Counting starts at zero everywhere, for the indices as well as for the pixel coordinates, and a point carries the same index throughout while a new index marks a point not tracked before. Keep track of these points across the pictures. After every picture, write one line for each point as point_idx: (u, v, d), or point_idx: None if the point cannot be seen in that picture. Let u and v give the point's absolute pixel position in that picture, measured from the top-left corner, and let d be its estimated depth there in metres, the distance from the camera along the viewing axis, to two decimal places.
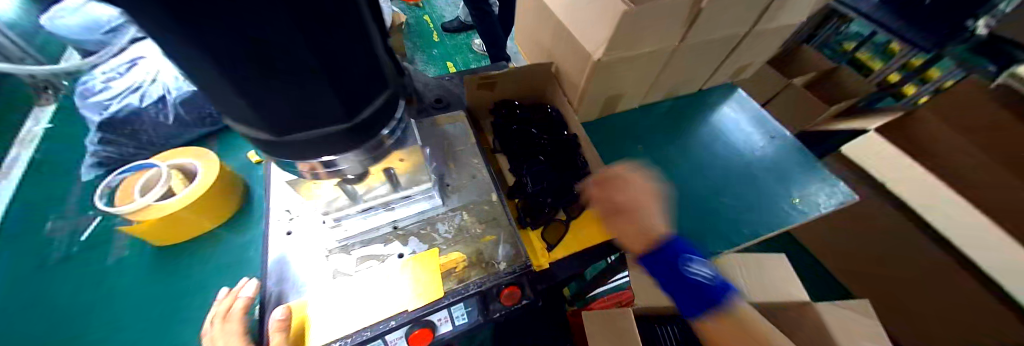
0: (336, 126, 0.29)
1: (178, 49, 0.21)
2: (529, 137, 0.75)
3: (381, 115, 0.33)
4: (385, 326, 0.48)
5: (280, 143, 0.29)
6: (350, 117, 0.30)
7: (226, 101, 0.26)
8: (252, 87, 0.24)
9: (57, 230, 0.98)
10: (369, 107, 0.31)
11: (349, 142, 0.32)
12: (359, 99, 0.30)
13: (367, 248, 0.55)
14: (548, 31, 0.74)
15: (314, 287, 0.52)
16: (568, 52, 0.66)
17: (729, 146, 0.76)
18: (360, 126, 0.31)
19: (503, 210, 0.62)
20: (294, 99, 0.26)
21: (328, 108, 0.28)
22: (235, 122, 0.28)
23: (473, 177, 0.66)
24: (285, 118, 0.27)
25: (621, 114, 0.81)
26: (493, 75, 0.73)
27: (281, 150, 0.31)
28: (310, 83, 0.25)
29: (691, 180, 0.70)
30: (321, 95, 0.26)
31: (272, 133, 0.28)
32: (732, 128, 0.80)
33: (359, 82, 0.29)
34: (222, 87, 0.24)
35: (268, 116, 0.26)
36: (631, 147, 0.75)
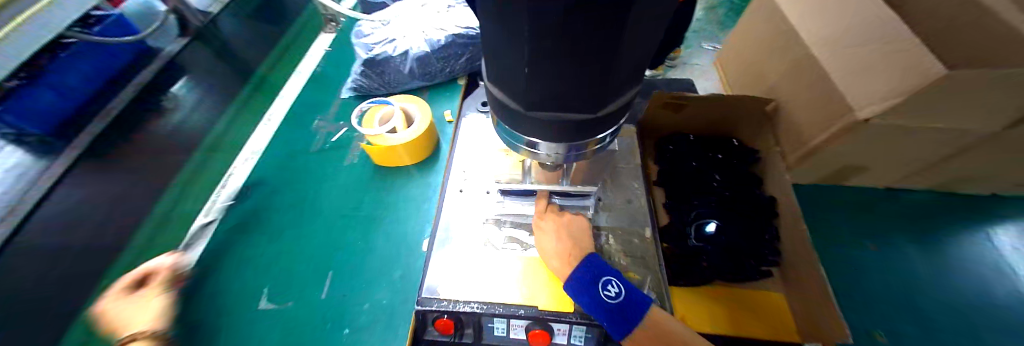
0: (581, 116, 0.29)
1: (504, 24, 0.22)
2: (704, 181, 0.65)
3: (617, 113, 0.32)
4: (514, 312, 0.48)
5: (522, 115, 0.31)
6: (597, 109, 0.29)
7: (506, 74, 0.27)
8: (540, 66, 0.24)
9: None
10: (612, 102, 0.30)
11: (573, 134, 0.32)
12: (612, 95, 0.29)
13: (516, 229, 0.57)
14: (779, 64, 0.60)
15: (460, 246, 0.55)
16: (806, 95, 0.53)
17: (1021, 294, 0.51)
18: (596, 121, 0.31)
19: (655, 251, 0.55)
20: (566, 86, 0.26)
21: (581, 99, 0.27)
22: (497, 87, 0.31)
23: (628, 202, 0.61)
24: (546, 99, 0.28)
25: (843, 189, 0.62)
26: (687, 96, 0.62)
27: (515, 120, 0.33)
28: (588, 74, 0.25)
29: (934, 316, 0.50)
30: (585, 87, 0.26)
31: (523, 104, 0.29)
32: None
33: (621, 78, 0.27)
34: (515, 61, 0.25)
35: (532, 94, 0.28)
36: (855, 241, 0.57)
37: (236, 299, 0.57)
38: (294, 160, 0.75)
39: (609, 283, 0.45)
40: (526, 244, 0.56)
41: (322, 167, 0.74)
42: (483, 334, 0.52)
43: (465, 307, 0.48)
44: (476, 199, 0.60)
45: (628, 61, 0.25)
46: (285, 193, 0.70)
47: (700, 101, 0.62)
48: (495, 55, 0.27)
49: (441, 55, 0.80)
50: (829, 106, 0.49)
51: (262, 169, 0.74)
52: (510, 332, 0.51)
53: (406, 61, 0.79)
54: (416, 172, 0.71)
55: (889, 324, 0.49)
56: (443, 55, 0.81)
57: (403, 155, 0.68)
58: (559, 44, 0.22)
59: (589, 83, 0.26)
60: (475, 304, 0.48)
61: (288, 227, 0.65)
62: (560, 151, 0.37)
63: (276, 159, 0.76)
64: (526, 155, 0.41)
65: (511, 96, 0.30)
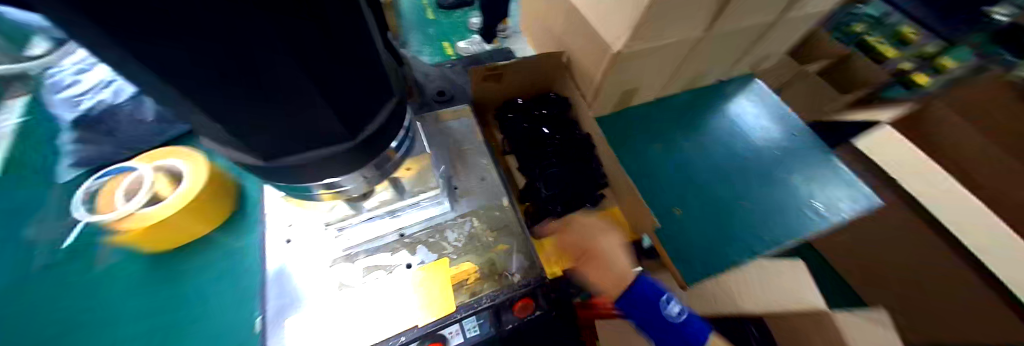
0: (337, 145, 0.29)
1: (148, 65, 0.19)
2: (540, 138, 0.70)
3: (384, 125, 0.32)
4: (396, 342, 0.45)
5: (271, 166, 0.29)
6: (353, 132, 0.29)
7: (219, 130, 0.25)
8: (236, 107, 0.23)
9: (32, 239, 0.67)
10: (370, 119, 0.30)
11: (352, 162, 0.31)
12: (357, 112, 0.29)
13: (374, 257, 0.52)
14: (558, 19, 0.68)
15: (315, 304, 0.48)
16: (581, 41, 0.61)
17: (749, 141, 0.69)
18: (362, 141, 0.30)
19: (516, 217, 0.58)
20: (286, 110, 0.24)
21: (321, 126, 0.27)
22: (223, 146, 0.28)
23: (482, 179, 0.62)
24: (281, 133, 0.26)
25: (635, 109, 0.74)
26: (499, 65, 0.65)
27: (272, 174, 0.30)
28: (299, 91, 0.24)
29: (706, 181, 0.64)
30: (305, 106, 0.25)
31: (264, 156, 0.28)
32: (752, 120, 0.73)
33: (351, 90, 0.27)
34: (208, 104, 0.22)
35: (260, 130, 0.25)
36: (648, 145, 0.69)
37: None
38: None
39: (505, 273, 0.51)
40: (390, 267, 0.51)
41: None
42: None
43: None
44: (316, 242, 0.52)
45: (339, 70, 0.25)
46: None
47: (512, 66, 0.65)
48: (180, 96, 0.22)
49: None
50: (592, 48, 0.58)
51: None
52: None
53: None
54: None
55: (680, 200, 0.62)
56: None
57: (195, 225, 0.54)
58: (217, 62, 0.20)
59: (309, 99, 0.25)
60: None
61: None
62: (365, 174, 0.35)
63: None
64: (335, 197, 0.38)
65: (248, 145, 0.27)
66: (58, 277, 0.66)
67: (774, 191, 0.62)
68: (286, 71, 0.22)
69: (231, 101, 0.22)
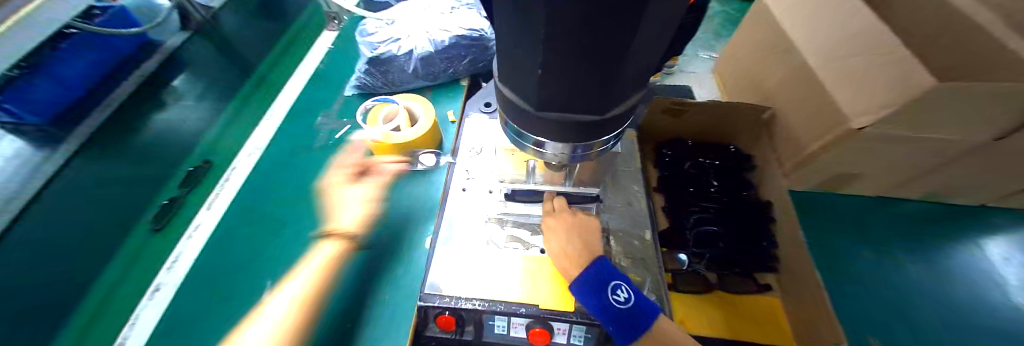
0: (588, 116, 0.30)
1: (519, 23, 0.23)
2: (702, 188, 0.66)
3: (623, 115, 0.33)
4: (515, 310, 0.49)
5: (530, 116, 0.32)
6: (604, 111, 0.30)
7: (518, 75, 0.28)
8: (551, 71, 0.25)
9: (324, 125, 0.81)
10: (618, 104, 0.31)
11: (587, 135, 0.33)
12: (617, 97, 0.29)
13: (518, 230, 0.58)
14: (775, 74, 0.62)
15: (462, 246, 0.55)
16: (801, 104, 0.55)
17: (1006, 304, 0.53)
18: (602, 122, 0.32)
19: (655, 253, 0.56)
20: (581, 80, 0.26)
21: (593, 100, 0.28)
22: (507, 89, 0.32)
23: (629, 204, 0.61)
24: (558, 97, 0.28)
25: (833, 199, 0.64)
26: (687, 102, 0.63)
27: (524, 122, 0.33)
28: (602, 69, 0.25)
29: (924, 324, 0.51)
30: (596, 88, 0.27)
31: (533, 105, 0.31)
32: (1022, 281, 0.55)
33: (630, 78, 0.28)
34: (529, 59, 0.26)
35: (547, 91, 0.28)
36: (850, 249, 0.59)
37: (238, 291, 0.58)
38: (294, 158, 0.75)
39: (617, 288, 0.45)
40: (528, 244, 0.56)
41: (320, 164, 0.74)
42: (484, 331, 0.52)
43: (467, 304, 0.49)
44: (478, 198, 0.61)
45: (638, 60, 0.26)
46: (289, 189, 0.70)
47: (702, 106, 0.63)
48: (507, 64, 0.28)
49: (445, 55, 0.81)
50: (821, 114, 0.51)
51: (263, 166, 0.74)
52: (511, 331, 0.52)
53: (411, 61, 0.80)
54: (417, 170, 0.72)
55: (881, 330, 0.51)
56: (446, 56, 0.81)
57: (405, 153, 0.67)
58: (573, 40, 0.22)
59: (602, 77, 0.26)
60: (477, 302, 0.49)
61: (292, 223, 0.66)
62: (567, 151, 0.37)
63: (278, 156, 0.75)
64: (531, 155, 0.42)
65: (522, 96, 0.31)
66: (285, 151, 0.76)
67: None
68: (608, 53, 0.23)
69: (547, 66, 0.25)
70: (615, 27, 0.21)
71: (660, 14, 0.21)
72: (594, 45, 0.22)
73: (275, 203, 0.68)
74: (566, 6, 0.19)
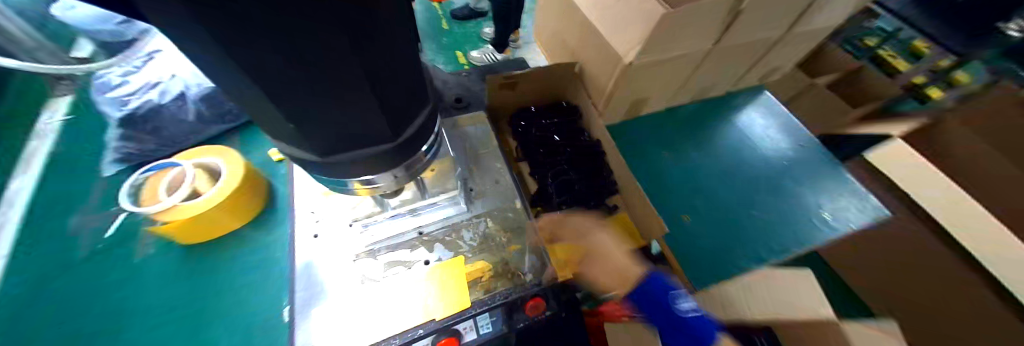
0: (385, 145, 0.29)
1: (226, 65, 0.20)
2: (552, 145, 0.73)
3: (426, 128, 0.33)
4: (414, 334, 0.47)
5: (326, 163, 0.29)
6: (397, 133, 0.29)
7: (284, 130, 0.26)
8: (304, 107, 0.23)
9: (80, 229, 0.77)
10: (411, 122, 0.31)
11: (398, 159, 0.32)
12: (402, 116, 0.29)
13: (394, 254, 0.55)
14: (571, 32, 0.71)
15: (338, 296, 0.50)
16: (593, 54, 0.64)
17: (757, 155, 0.73)
18: (405, 143, 0.31)
19: (527, 217, 0.60)
20: (342, 111, 0.25)
21: (378, 129, 0.28)
22: (283, 144, 0.28)
23: (496, 182, 0.64)
24: (334, 135, 0.26)
25: (643, 120, 0.78)
26: (515, 75, 0.67)
27: (326, 170, 0.31)
28: (363, 95, 0.24)
29: (716, 189, 0.68)
30: (371, 117, 0.26)
31: (321, 152, 0.28)
32: (761, 135, 0.77)
33: (404, 96, 0.28)
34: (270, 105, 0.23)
35: (317, 131, 0.26)
36: (656, 154, 0.73)
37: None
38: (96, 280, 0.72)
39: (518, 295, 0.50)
40: (410, 264, 0.54)
41: (118, 273, 0.73)
42: None
43: None
44: (339, 237, 0.55)
45: (390, 77, 0.25)
46: (104, 319, 0.69)
47: (529, 75, 0.68)
48: (255, 114, 0.25)
49: None
50: (606, 60, 0.61)
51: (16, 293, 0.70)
52: None
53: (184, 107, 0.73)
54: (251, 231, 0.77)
55: (689, 207, 0.65)
56: None
57: (224, 218, 0.57)
58: (297, 66, 0.20)
59: (364, 103, 0.25)
60: None
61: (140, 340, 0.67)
62: (398, 176, 0.36)
63: (36, 279, 0.72)
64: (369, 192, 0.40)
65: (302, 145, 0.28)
66: (99, 270, 0.74)
67: (781, 201, 0.66)
68: (347, 75, 0.22)
69: (290, 103, 0.23)
70: (329, 48, 0.20)
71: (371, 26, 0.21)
72: (323, 74, 0.21)
73: (103, 335, 0.67)
74: (251, 30, 0.17)
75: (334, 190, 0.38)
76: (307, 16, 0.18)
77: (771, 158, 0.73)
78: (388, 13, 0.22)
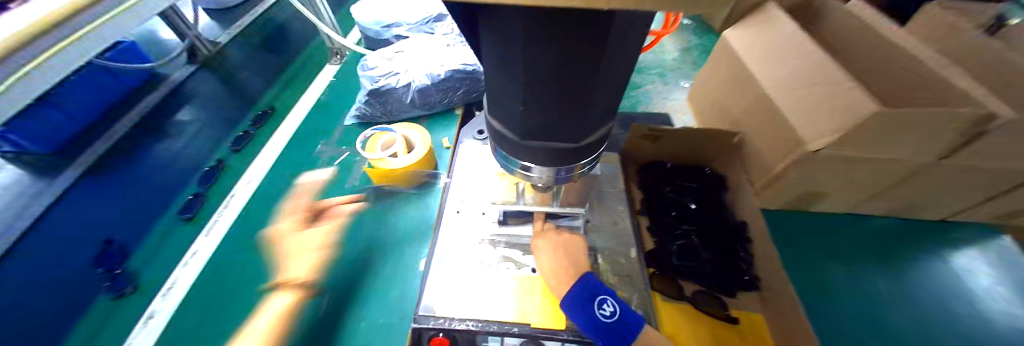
0: (566, 143, 0.34)
1: (503, 62, 0.27)
2: (683, 210, 0.69)
3: (597, 142, 0.37)
4: (507, 330, 0.50)
5: (517, 143, 0.36)
6: (579, 139, 0.34)
7: (506, 109, 0.33)
8: (528, 102, 0.30)
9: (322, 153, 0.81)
10: (591, 134, 0.35)
11: (566, 159, 0.37)
12: (591, 125, 0.33)
13: (509, 250, 0.60)
14: (740, 102, 0.69)
15: (454, 264, 0.57)
16: (764, 129, 0.60)
17: (992, 325, 0.55)
18: (578, 148, 0.36)
19: (641, 269, 0.58)
20: (557, 111, 0.30)
21: (568, 130, 0.33)
22: (496, 120, 0.36)
23: (614, 223, 0.64)
24: (538, 127, 0.32)
25: (803, 214, 0.68)
26: (663, 129, 0.68)
27: (512, 147, 0.37)
28: (578, 104, 0.29)
29: (907, 339, 0.53)
30: (569, 119, 0.31)
31: (519, 134, 0.34)
32: (1006, 298, 0.57)
33: (597, 114, 0.32)
34: (512, 93, 0.30)
35: (529, 120, 0.32)
36: (821, 264, 0.62)
37: (227, 316, 0.53)
38: None
39: None
40: (519, 264, 0.58)
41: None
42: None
43: (462, 324, 0.50)
44: (471, 220, 0.63)
45: (605, 92, 0.30)
46: None
47: (678, 133, 0.68)
48: (494, 93, 0.33)
49: (439, 87, 0.85)
50: (780, 140, 0.56)
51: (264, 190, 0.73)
52: None
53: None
54: (414, 195, 0.72)
55: (861, 345, 0.53)
56: (442, 88, 0.86)
57: (405, 179, 0.71)
58: (543, 75, 0.26)
59: (576, 107, 0.30)
60: (470, 322, 0.51)
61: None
62: (551, 174, 0.41)
63: (277, 182, 0.74)
64: (522, 178, 0.45)
65: (510, 126, 0.35)
66: (325, 186, 0.74)
67: None
68: (580, 89, 0.28)
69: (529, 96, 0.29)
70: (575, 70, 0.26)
71: (617, 56, 0.26)
72: (568, 81, 0.27)
73: None
74: (532, 51, 0.24)
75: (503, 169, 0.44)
76: (583, 47, 0.23)
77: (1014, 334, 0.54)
78: (624, 57, 0.27)
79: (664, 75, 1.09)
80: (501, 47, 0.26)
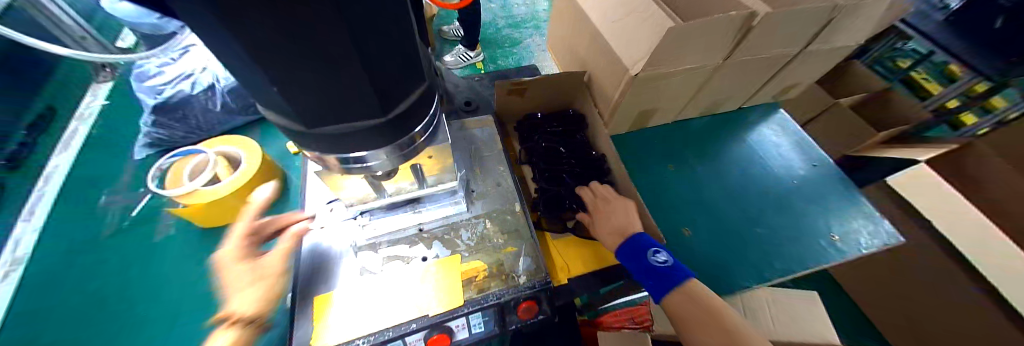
0: (368, 119, 0.27)
1: (200, 15, 0.19)
2: (557, 154, 0.73)
3: (416, 107, 0.31)
4: (406, 328, 0.48)
5: (311, 134, 0.28)
6: (385, 110, 0.27)
7: (267, 94, 0.25)
8: (277, 71, 0.22)
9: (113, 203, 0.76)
10: (402, 101, 0.29)
11: (386, 136, 0.30)
12: (391, 90, 0.27)
13: (394, 248, 0.55)
14: (583, 40, 0.72)
15: (339, 284, 0.52)
16: (602, 64, 0.65)
17: (763, 170, 0.72)
18: (394, 120, 0.29)
19: (527, 221, 0.59)
20: (331, 81, 0.23)
21: (361, 101, 0.26)
22: (269, 111, 0.27)
23: (498, 184, 0.64)
24: (318, 105, 0.25)
25: (648, 129, 0.79)
26: (525, 81, 0.69)
27: (311, 142, 0.29)
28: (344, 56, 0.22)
29: (719, 204, 0.67)
30: (350, 85, 0.24)
31: (304, 122, 0.27)
32: (774, 153, 0.75)
33: (391, 74, 0.26)
34: (252, 67, 0.22)
35: (298, 98, 0.24)
36: (661, 165, 0.73)
37: None
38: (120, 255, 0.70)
39: (656, 253, 0.51)
40: (408, 257, 0.54)
41: (149, 253, 0.70)
42: None
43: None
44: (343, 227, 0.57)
45: (385, 48, 0.24)
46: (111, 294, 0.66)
47: (537, 82, 0.70)
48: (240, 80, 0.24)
49: None
50: (615, 70, 0.61)
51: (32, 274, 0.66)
52: None
53: (212, 99, 0.79)
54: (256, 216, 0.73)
55: (692, 219, 0.64)
56: None
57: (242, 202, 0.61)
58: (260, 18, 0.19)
59: (351, 69, 0.23)
60: (368, 337, 0.47)
61: (143, 289, 0.66)
62: (395, 161, 0.34)
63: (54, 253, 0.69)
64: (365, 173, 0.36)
65: (285, 114, 0.26)
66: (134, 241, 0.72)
67: (789, 222, 0.64)
68: (339, 47, 0.21)
69: (279, 71, 0.22)
70: None
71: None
72: (308, 32, 0.20)
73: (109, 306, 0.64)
74: None
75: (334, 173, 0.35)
76: None
77: (781, 176, 0.71)
78: None
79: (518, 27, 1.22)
80: (212, 29, 0.20)
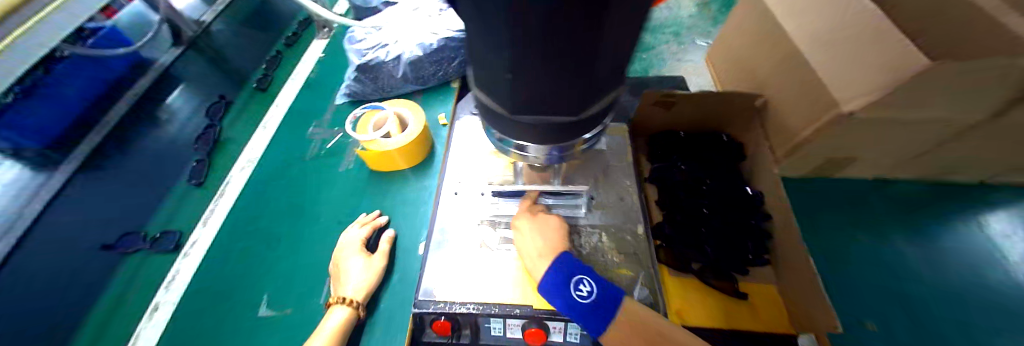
0: (562, 117, 0.27)
1: (480, 21, 0.21)
2: (693, 182, 0.64)
3: (601, 113, 0.30)
4: (509, 311, 0.46)
5: (508, 119, 0.29)
6: (581, 109, 0.27)
7: (489, 76, 0.26)
8: (516, 68, 0.23)
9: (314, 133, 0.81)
10: (596, 102, 0.28)
11: (564, 135, 0.30)
12: (594, 93, 0.26)
13: (512, 232, 0.54)
14: (768, 60, 0.63)
15: (456, 250, 0.52)
16: (798, 96, 0.54)
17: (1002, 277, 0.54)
18: (580, 122, 0.29)
19: (648, 248, 0.52)
20: (562, 75, 0.23)
21: (565, 101, 0.26)
22: (481, 90, 0.29)
23: (622, 199, 0.57)
24: (529, 98, 0.26)
25: (827, 181, 0.65)
26: (677, 95, 0.62)
27: (501, 123, 0.30)
28: (576, 73, 0.23)
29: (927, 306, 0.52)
30: (564, 84, 0.24)
31: (509, 108, 0.28)
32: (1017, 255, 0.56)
33: (608, 72, 0.25)
34: (497, 54, 0.22)
35: (520, 88, 0.25)
36: (845, 234, 0.60)
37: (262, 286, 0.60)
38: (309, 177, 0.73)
39: (580, 282, 0.41)
40: None
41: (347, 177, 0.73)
42: (481, 333, 0.50)
43: (462, 308, 0.46)
44: (472, 201, 0.56)
45: (617, 43, 0.22)
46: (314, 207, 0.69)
47: (693, 97, 0.62)
48: (476, 62, 0.26)
49: (433, 59, 0.81)
50: (814, 105, 0.51)
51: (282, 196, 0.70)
52: (508, 332, 0.49)
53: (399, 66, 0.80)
54: (411, 174, 0.72)
55: (880, 316, 0.52)
56: (435, 59, 0.81)
57: (398, 158, 0.69)
58: (541, 31, 0.19)
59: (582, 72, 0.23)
60: (473, 305, 0.46)
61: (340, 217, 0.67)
62: (550, 152, 0.34)
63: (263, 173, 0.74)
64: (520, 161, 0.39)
65: (497, 98, 0.28)
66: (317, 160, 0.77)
67: None
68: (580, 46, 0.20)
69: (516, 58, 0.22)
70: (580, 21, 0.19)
71: (628, 16, 0.20)
72: (564, 42, 0.20)
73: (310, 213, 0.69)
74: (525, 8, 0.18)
75: (497, 148, 0.38)
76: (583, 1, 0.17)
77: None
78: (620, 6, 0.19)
79: (677, 34, 1.00)
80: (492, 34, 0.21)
